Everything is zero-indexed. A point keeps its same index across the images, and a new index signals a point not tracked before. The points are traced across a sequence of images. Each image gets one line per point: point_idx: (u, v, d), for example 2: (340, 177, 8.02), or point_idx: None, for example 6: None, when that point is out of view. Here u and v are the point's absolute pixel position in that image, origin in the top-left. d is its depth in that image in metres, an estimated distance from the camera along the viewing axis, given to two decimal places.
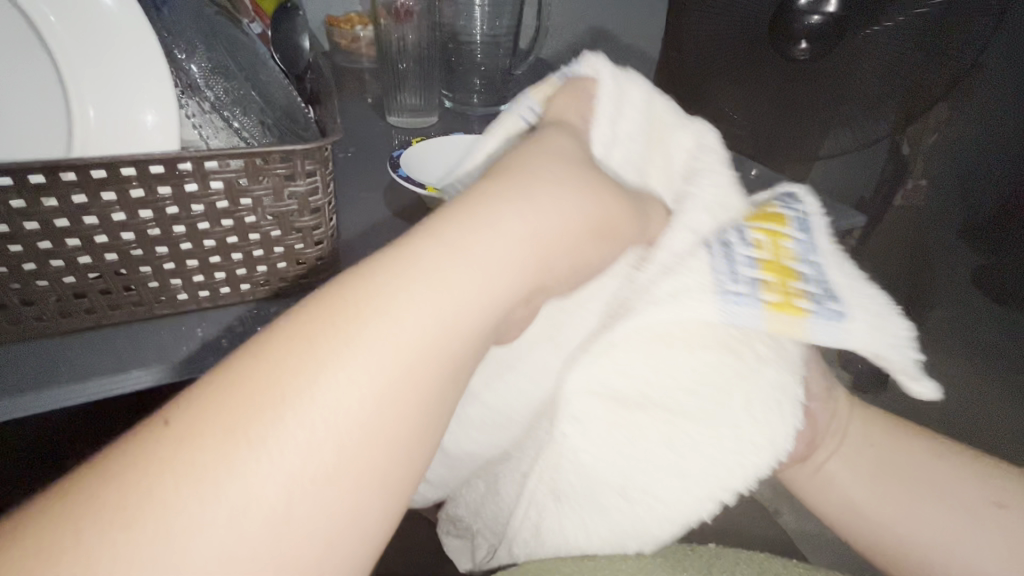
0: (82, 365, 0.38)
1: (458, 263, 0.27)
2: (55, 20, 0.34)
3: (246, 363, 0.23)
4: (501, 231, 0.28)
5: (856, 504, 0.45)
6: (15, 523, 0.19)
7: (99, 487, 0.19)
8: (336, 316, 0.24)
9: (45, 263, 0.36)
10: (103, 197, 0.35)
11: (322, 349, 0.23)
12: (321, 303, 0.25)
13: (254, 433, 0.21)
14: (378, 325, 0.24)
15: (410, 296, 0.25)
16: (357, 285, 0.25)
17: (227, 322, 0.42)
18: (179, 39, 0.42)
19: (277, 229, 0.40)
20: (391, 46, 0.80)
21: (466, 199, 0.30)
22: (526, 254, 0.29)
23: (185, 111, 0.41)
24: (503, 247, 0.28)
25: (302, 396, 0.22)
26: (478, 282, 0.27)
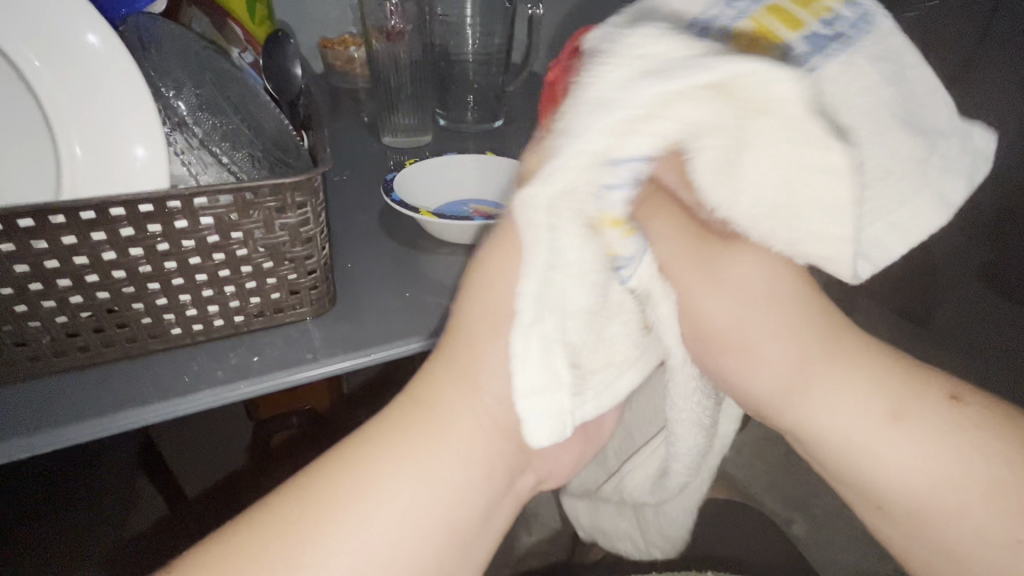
0: (76, 406, 0.37)
1: (400, 457, 0.31)
2: (40, 64, 0.34)
3: (261, 517, 0.29)
4: (400, 479, 0.30)
5: (849, 437, 0.35)
6: (247, 521, 0.29)
7: (281, 516, 0.29)
8: (319, 494, 0.30)
9: (36, 304, 0.36)
10: (93, 237, 0.35)
11: (321, 512, 0.29)
12: (302, 494, 0.30)
13: (320, 530, 0.29)
14: (358, 511, 0.29)
15: (396, 474, 0.30)
16: (281, 503, 0.30)
17: (224, 353, 0.42)
18: (166, 77, 0.41)
19: (270, 261, 0.40)
20: (383, 67, 0.80)
21: (390, 425, 0.32)
22: (446, 474, 0.31)
23: (172, 147, 0.40)
24: (406, 479, 0.30)
25: (323, 527, 0.29)
26: (402, 480, 0.30)
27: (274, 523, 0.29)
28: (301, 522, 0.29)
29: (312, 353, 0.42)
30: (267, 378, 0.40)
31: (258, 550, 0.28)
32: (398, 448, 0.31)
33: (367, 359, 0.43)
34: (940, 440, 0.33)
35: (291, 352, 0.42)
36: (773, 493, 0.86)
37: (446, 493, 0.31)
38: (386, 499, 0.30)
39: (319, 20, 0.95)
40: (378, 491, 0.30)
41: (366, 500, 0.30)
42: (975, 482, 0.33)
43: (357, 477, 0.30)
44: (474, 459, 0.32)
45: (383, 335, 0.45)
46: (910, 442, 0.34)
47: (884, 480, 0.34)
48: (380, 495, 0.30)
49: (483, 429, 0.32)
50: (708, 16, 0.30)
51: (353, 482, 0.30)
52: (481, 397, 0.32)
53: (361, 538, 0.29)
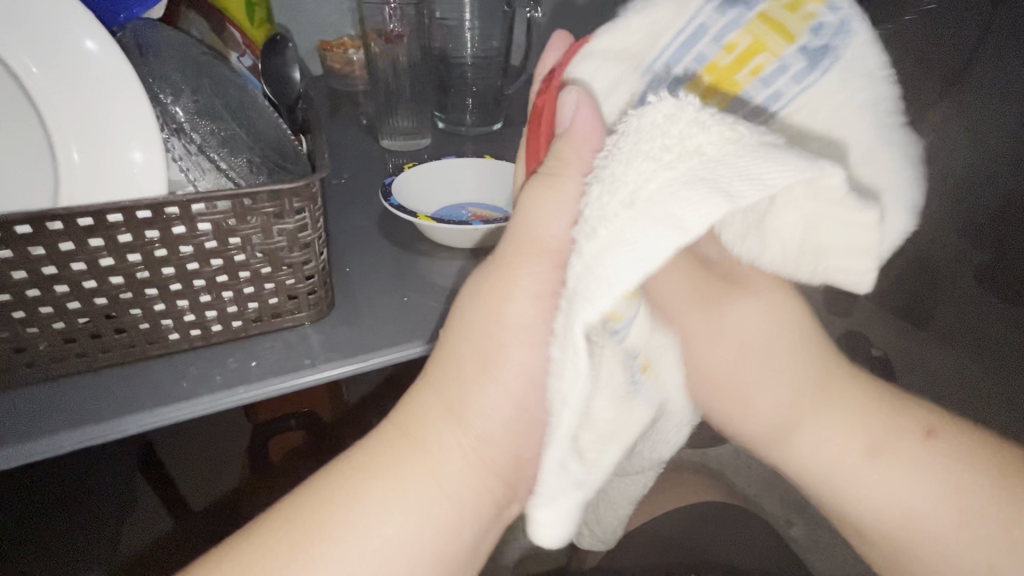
0: (74, 412, 0.37)
1: (377, 484, 0.31)
2: (37, 71, 0.34)
3: (238, 547, 0.30)
4: (378, 506, 0.31)
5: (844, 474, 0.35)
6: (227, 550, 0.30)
7: (260, 546, 0.30)
8: (295, 526, 0.30)
9: (34, 311, 0.36)
10: (91, 243, 0.35)
11: (299, 542, 0.30)
12: (278, 524, 0.30)
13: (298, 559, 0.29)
14: (336, 540, 0.30)
15: (373, 501, 0.31)
16: (258, 535, 0.30)
17: (222, 358, 0.42)
18: (164, 82, 0.42)
19: (268, 266, 0.40)
20: (382, 70, 0.81)
21: (368, 453, 0.32)
22: (424, 499, 0.31)
23: (171, 154, 0.41)
24: (382, 508, 0.31)
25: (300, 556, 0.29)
26: (380, 507, 0.31)
27: (256, 553, 0.30)
28: (287, 551, 0.29)
29: (310, 358, 0.42)
30: (264, 383, 0.40)
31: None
32: (374, 475, 0.31)
33: (365, 364, 0.43)
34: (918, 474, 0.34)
35: (289, 357, 0.42)
36: (771, 494, 0.86)
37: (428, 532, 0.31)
38: (365, 526, 0.30)
39: (317, 23, 0.95)
40: (360, 525, 0.30)
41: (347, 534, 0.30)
42: (973, 506, 0.33)
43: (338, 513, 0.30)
44: (454, 484, 0.32)
45: (382, 338, 0.45)
46: (892, 478, 0.34)
47: (866, 510, 0.35)
48: (359, 529, 0.30)
49: (467, 467, 0.32)
50: (695, 22, 0.29)
51: (336, 518, 0.30)
52: (467, 433, 0.32)
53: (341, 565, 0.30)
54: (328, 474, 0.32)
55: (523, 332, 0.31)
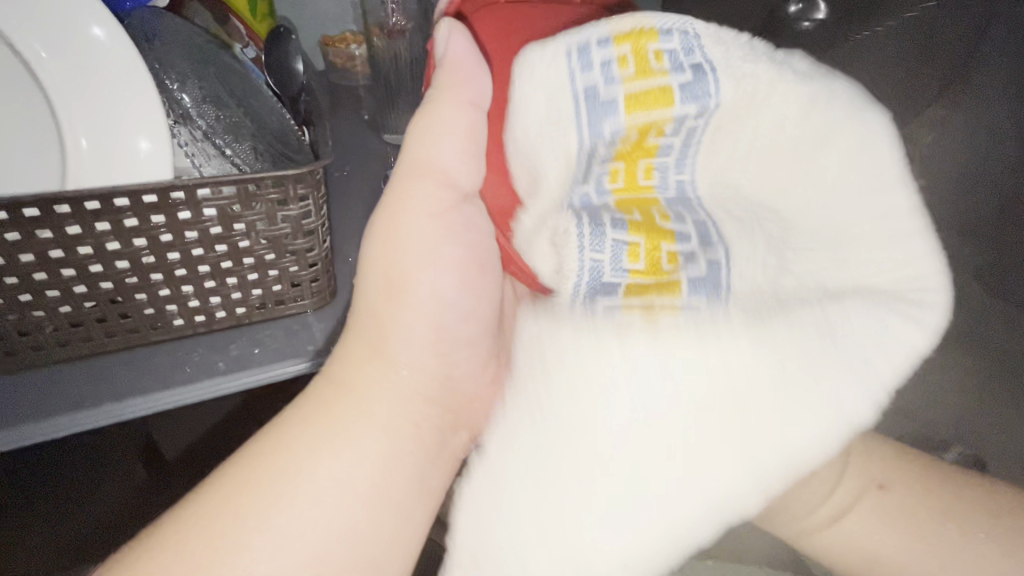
0: (79, 394, 0.38)
1: (321, 430, 0.33)
2: (47, 57, 0.34)
3: (193, 506, 0.30)
4: (325, 450, 0.32)
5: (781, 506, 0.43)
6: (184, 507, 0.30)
7: (216, 498, 0.30)
8: (247, 483, 0.31)
9: (40, 294, 0.36)
10: (97, 227, 0.35)
11: (250, 496, 0.30)
12: (229, 480, 0.31)
13: (254, 509, 0.30)
14: (285, 485, 0.31)
15: (318, 449, 0.32)
16: (213, 492, 0.31)
17: (224, 345, 0.42)
18: (171, 69, 0.42)
19: (272, 253, 0.40)
20: (385, 64, 0.81)
21: (312, 396, 0.34)
22: (367, 437, 0.34)
23: (177, 140, 0.42)
24: (328, 455, 0.32)
25: (254, 506, 0.30)
26: (331, 449, 0.33)
27: (211, 505, 0.30)
28: (240, 499, 0.30)
29: (313, 345, 0.43)
30: (267, 369, 0.41)
31: (194, 527, 0.29)
32: (317, 428, 0.33)
33: None
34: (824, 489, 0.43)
35: (292, 345, 0.43)
36: None
37: (376, 461, 0.34)
38: (312, 466, 0.32)
39: (319, 17, 0.95)
40: (307, 470, 0.32)
41: (296, 479, 0.31)
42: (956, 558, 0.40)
43: (287, 462, 0.32)
44: (388, 423, 0.35)
45: None
46: (856, 531, 0.43)
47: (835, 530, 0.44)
48: (308, 472, 0.32)
49: (405, 396, 0.36)
50: None
51: (286, 467, 0.32)
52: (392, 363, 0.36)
53: (291, 509, 0.31)
54: (271, 431, 0.33)
55: (421, 254, 0.36)
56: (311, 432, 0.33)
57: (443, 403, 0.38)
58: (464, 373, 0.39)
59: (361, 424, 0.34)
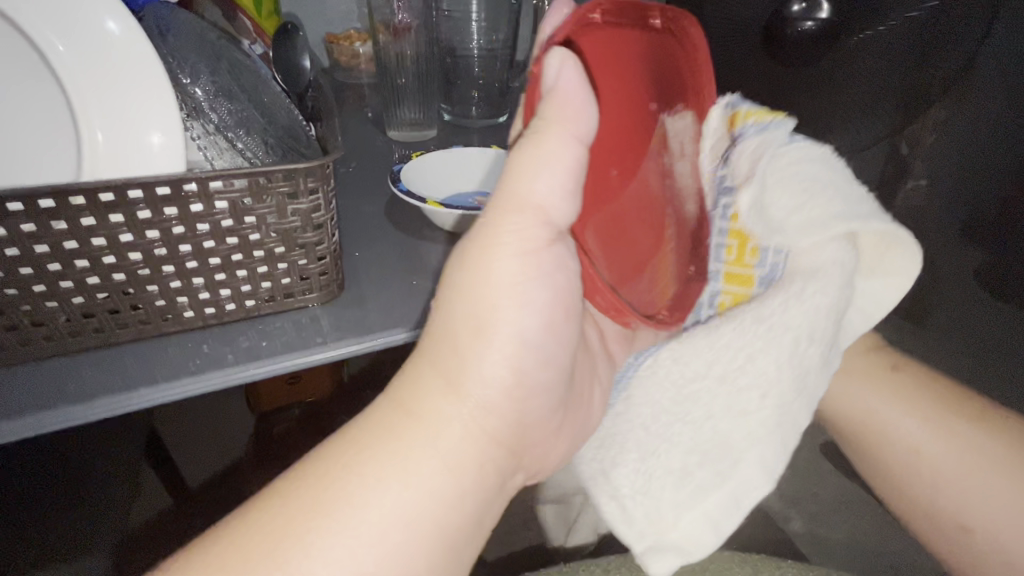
0: (91, 385, 0.38)
1: (389, 464, 0.30)
2: (63, 49, 0.35)
3: (244, 527, 0.28)
4: (391, 485, 0.30)
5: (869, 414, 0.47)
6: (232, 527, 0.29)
7: (269, 522, 0.28)
8: (303, 511, 0.29)
9: (54, 285, 0.36)
10: (111, 219, 0.36)
11: (302, 525, 0.28)
12: (284, 505, 0.29)
13: (305, 538, 0.28)
14: (342, 521, 0.29)
15: (383, 484, 0.29)
16: (265, 516, 0.29)
17: (234, 337, 0.43)
18: (184, 64, 0.42)
19: (281, 246, 0.41)
20: (390, 62, 0.81)
21: (379, 421, 0.31)
22: (438, 479, 0.30)
23: (190, 134, 0.42)
24: (395, 493, 0.30)
25: (307, 537, 0.28)
26: (400, 487, 0.30)
27: (260, 527, 0.28)
28: (295, 527, 0.28)
29: (321, 337, 0.43)
30: (276, 361, 0.41)
31: (242, 553, 0.27)
32: (382, 463, 0.30)
33: (369, 344, 0.44)
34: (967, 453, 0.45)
35: (300, 337, 0.43)
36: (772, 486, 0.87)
37: (433, 505, 0.30)
38: (373, 502, 0.29)
39: (324, 14, 0.95)
40: (358, 497, 0.29)
41: (343, 501, 0.29)
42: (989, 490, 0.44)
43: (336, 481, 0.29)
44: (460, 466, 0.31)
45: (391, 322, 0.46)
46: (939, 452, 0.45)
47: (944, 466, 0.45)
48: (369, 508, 0.29)
49: (475, 438, 0.32)
50: None
51: (335, 488, 0.29)
52: (468, 402, 0.32)
53: (343, 544, 0.28)
54: (327, 448, 0.31)
55: (511, 288, 0.32)
56: (373, 462, 0.30)
57: (513, 452, 0.34)
58: (539, 418, 0.35)
59: (431, 464, 0.30)
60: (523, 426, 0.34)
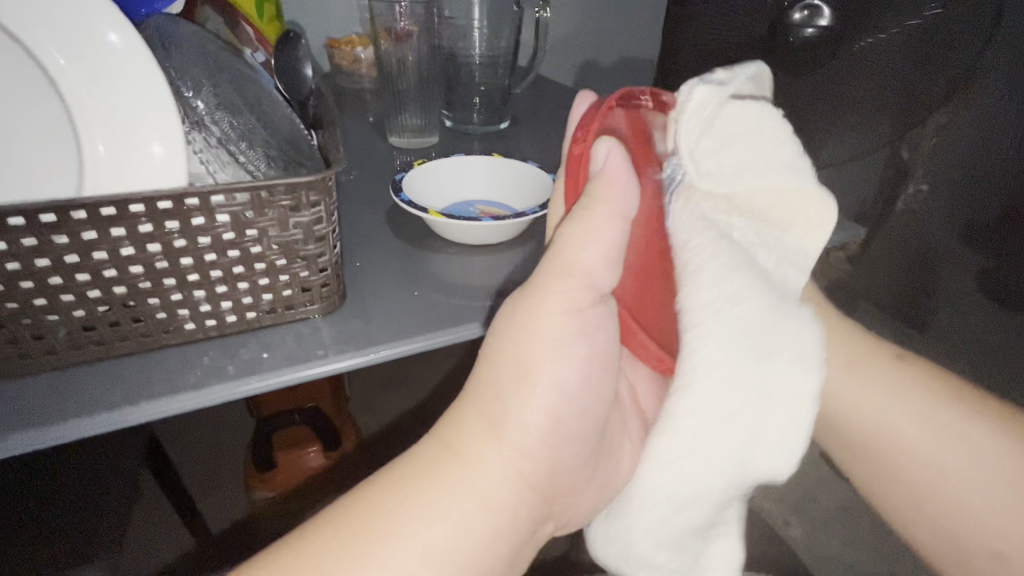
0: (92, 399, 0.38)
1: (431, 504, 0.31)
2: (64, 62, 0.34)
3: (289, 551, 0.30)
4: (432, 523, 0.31)
5: (933, 477, 0.43)
6: (278, 550, 0.30)
7: (313, 549, 0.30)
8: (346, 540, 0.30)
9: (54, 298, 0.36)
10: (112, 233, 0.35)
11: (345, 555, 0.29)
12: (328, 533, 0.30)
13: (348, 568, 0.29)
14: (382, 555, 0.30)
15: (423, 524, 0.31)
16: (311, 544, 0.30)
17: (234, 349, 0.42)
18: (186, 76, 0.42)
19: (282, 258, 0.40)
20: (391, 68, 0.81)
21: (423, 461, 0.33)
22: (477, 521, 0.32)
23: (192, 147, 0.41)
24: (434, 532, 0.31)
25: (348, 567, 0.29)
26: (440, 525, 0.31)
27: (304, 552, 0.30)
28: (337, 554, 0.29)
29: (323, 349, 0.43)
30: (278, 373, 0.41)
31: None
32: (424, 499, 0.31)
33: (370, 357, 0.43)
34: (982, 469, 0.42)
35: (301, 349, 0.43)
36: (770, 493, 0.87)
37: (467, 546, 0.31)
38: (413, 539, 0.30)
39: (326, 19, 0.95)
40: (402, 535, 0.30)
41: (382, 537, 0.30)
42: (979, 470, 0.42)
43: (380, 514, 0.31)
44: (498, 511, 0.33)
45: (393, 333, 0.46)
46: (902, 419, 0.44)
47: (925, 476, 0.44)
48: (408, 546, 0.30)
49: (513, 485, 0.33)
50: None
51: (379, 525, 0.30)
52: (511, 451, 0.33)
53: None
54: (372, 483, 0.32)
55: (559, 344, 0.34)
56: (417, 498, 0.31)
57: (547, 501, 0.35)
58: (574, 470, 0.36)
59: (470, 504, 0.32)
60: (558, 477, 0.35)
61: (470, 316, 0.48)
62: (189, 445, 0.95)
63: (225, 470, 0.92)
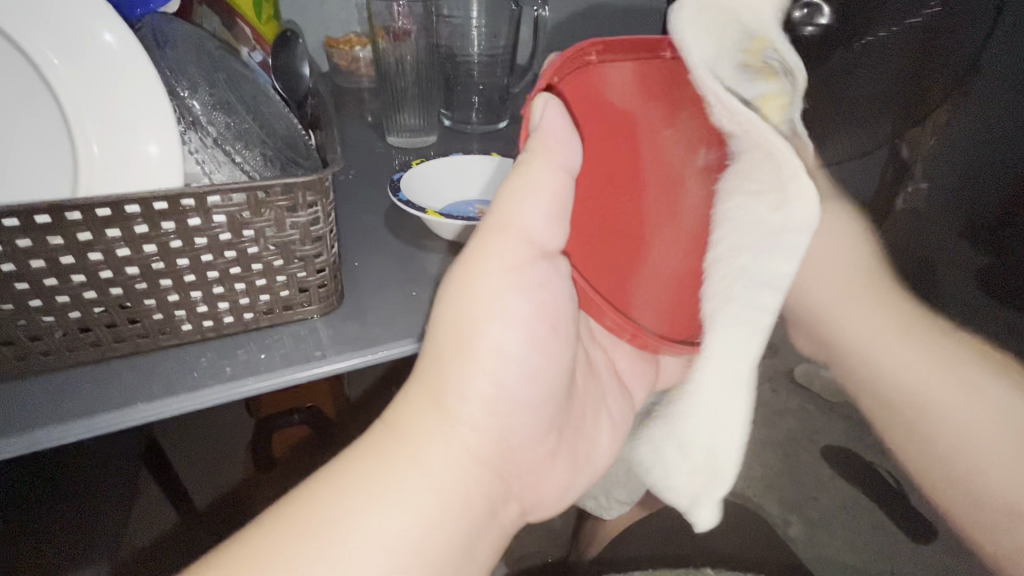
0: (88, 400, 0.38)
1: (388, 482, 0.32)
2: (58, 63, 0.34)
3: (246, 539, 0.30)
4: (390, 500, 0.31)
5: (909, 383, 0.53)
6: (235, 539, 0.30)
7: (272, 536, 0.29)
8: (304, 526, 0.30)
9: (50, 299, 0.36)
10: (108, 234, 0.35)
11: (305, 538, 0.30)
12: (285, 518, 0.30)
13: (307, 550, 0.29)
14: (341, 536, 0.30)
15: (381, 502, 0.31)
16: (267, 531, 0.30)
17: (232, 350, 0.42)
18: (180, 76, 0.41)
19: (280, 259, 0.40)
20: (390, 67, 0.81)
21: (375, 440, 0.33)
22: (432, 495, 0.33)
23: (187, 147, 0.40)
24: (392, 508, 0.31)
25: (308, 550, 0.29)
26: (396, 502, 0.32)
27: (261, 537, 0.30)
28: (298, 540, 0.29)
29: (321, 350, 0.43)
30: (275, 374, 0.41)
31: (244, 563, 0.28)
32: (381, 478, 0.32)
33: (369, 358, 0.43)
34: (976, 410, 0.52)
35: (299, 350, 0.43)
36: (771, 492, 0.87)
37: (425, 521, 0.32)
38: (373, 518, 0.31)
39: (324, 18, 0.95)
40: (361, 515, 0.31)
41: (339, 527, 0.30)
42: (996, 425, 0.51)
43: (332, 504, 0.31)
44: (454, 483, 0.34)
45: (392, 334, 0.45)
46: (911, 364, 0.53)
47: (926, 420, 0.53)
48: (368, 524, 0.31)
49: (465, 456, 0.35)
50: None
51: (338, 509, 0.31)
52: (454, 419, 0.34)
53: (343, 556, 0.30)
54: (327, 472, 0.33)
55: (505, 318, 0.36)
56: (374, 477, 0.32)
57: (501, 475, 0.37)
58: (525, 442, 0.38)
59: (425, 477, 0.33)
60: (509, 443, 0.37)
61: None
62: None
63: (225, 472, 0.92)
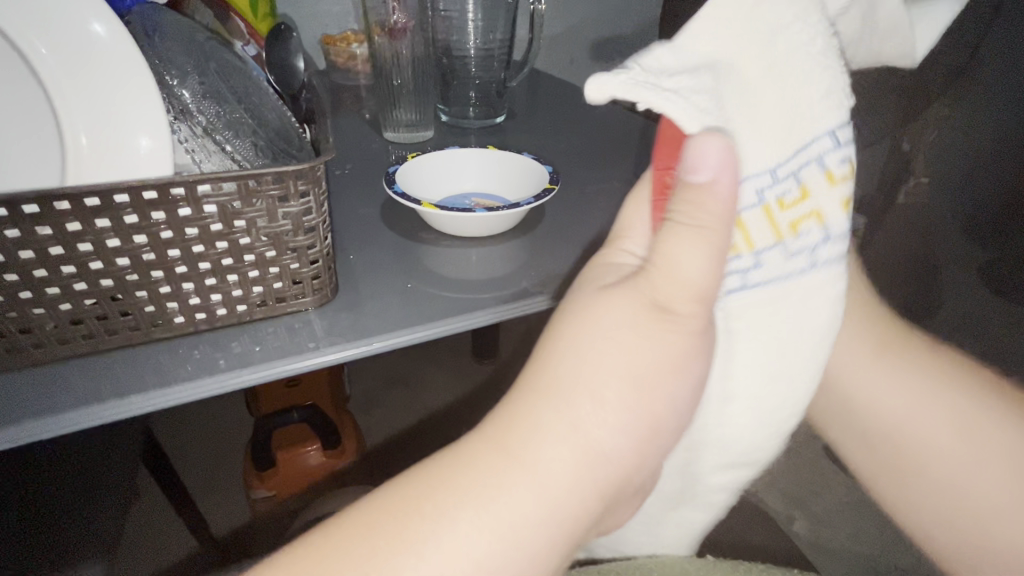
0: (80, 392, 0.37)
1: (505, 482, 0.28)
2: (46, 52, 0.34)
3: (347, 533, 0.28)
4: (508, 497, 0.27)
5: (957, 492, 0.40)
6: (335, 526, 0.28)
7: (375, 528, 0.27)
8: (406, 522, 0.27)
9: (40, 291, 0.36)
10: (97, 224, 0.35)
11: (401, 534, 0.27)
12: (395, 508, 0.28)
13: (410, 538, 0.27)
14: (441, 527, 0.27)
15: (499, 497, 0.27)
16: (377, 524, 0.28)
17: (226, 343, 0.42)
18: (170, 65, 0.41)
19: (272, 250, 0.40)
20: (386, 62, 0.81)
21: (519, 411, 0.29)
22: (569, 485, 0.28)
23: (177, 136, 0.40)
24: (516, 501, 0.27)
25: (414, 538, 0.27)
26: (523, 494, 0.27)
27: (362, 528, 0.27)
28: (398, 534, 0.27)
29: (314, 342, 0.43)
30: (269, 366, 0.40)
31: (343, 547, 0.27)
32: (498, 475, 0.28)
33: (360, 350, 0.43)
34: (994, 484, 0.39)
35: (293, 342, 0.42)
36: None
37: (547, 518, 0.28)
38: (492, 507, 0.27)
39: (319, 15, 0.95)
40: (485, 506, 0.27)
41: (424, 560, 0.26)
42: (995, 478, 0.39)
43: (436, 497, 0.28)
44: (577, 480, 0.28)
45: (387, 326, 0.45)
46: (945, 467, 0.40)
47: (878, 426, 0.42)
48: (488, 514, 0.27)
49: (588, 499, 0.29)
50: None
51: (445, 501, 0.28)
52: (591, 459, 0.28)
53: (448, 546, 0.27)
54: (438, 470, 0.29)
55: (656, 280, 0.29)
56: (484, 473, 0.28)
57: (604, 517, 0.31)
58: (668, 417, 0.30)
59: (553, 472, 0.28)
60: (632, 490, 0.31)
61: (464, 308, 0.48)
62: (188, 446, 0.94)
63: (225, 471, 0.92)
